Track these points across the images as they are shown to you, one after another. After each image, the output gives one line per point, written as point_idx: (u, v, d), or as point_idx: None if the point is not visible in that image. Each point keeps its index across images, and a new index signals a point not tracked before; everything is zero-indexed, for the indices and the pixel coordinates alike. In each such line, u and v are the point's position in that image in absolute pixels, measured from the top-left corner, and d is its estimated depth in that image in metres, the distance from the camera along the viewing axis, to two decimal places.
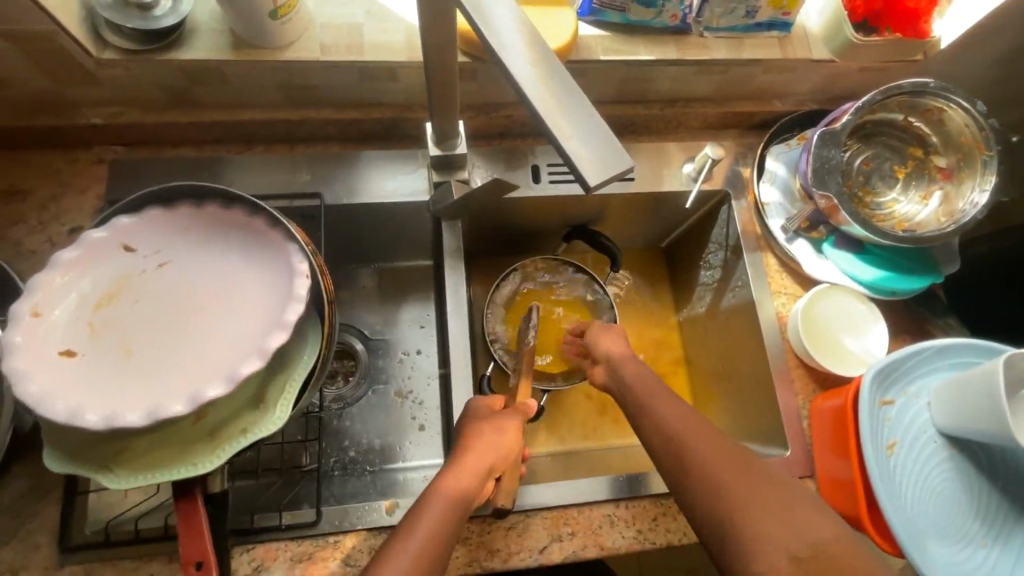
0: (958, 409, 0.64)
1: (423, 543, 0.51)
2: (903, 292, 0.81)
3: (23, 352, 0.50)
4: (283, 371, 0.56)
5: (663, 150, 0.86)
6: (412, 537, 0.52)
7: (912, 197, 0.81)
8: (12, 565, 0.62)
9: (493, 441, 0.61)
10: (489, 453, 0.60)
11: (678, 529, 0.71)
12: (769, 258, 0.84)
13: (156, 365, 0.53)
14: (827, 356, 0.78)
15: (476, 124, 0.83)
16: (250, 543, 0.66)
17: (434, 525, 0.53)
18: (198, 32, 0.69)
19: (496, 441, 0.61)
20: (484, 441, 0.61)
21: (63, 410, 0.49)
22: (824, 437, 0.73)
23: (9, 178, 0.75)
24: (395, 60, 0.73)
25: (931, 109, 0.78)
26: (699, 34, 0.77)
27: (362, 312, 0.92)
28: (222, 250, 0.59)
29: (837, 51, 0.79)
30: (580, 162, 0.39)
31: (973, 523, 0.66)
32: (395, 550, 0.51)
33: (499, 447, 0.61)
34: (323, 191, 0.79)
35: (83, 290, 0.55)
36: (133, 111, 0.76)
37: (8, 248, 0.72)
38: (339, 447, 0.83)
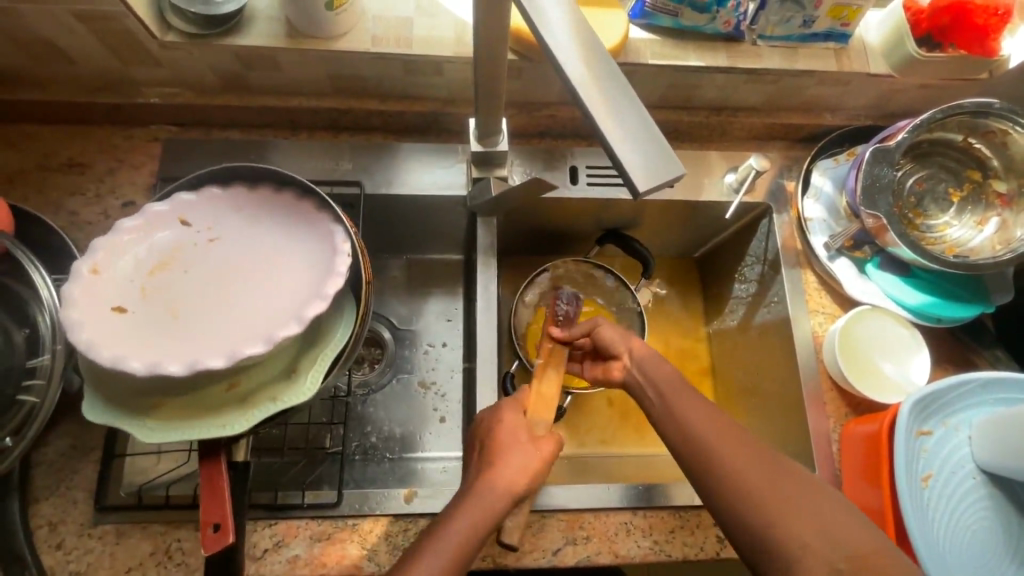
0: (1000, 446, 0.62)
1: (458, 543, 0.53)
2: (949, 321, 0.78)
3: (80, 304, 0.53)
4: (317, 347, 0.58)
5: (704, 158, 0.85)
6: (445, 537, 0.53)
7: (966, 222, 0.78)
8: (51, 519, 0.65)
9: (519, 465, 0.60)
10: (515, 476, 0.59)
11: (696, 544, 0.70)
12: (808, 275, 0.82)
13: (200, 327, 0.55)
14: (864, 381, 0.75)
15: (517, 122, 0.84)
16: (274, 518, 0.68)
17: (467, 527, 0.54)
18: (255, 19, 0.71)
19: (522, 465, 0.60)
20: (512, 463, 0.59)
21: (112, 357, 0.52)
22: (853, 461, 0.71)
23: (71, 151, 0.79)
24: (443, 55, 0.73)
25: (994, 131, 0.74)
26: (752, 42, 0.75)
27: (393, 301, 0.94)
28: (270, 225, 0.61)
29: (896, 65, 0.76)
30: (630, 168, 0.39)
31: (1010, 566, 0.63)
32: (430, 546, 0.52)
33: (524, 472, 0.59)
34: (364, 180, 0.81)
35: (138, 250, 0.58)
36: (189, 93, 0.78)
37: (65, 218, 0.76)
38: (361, 432, 0.85)
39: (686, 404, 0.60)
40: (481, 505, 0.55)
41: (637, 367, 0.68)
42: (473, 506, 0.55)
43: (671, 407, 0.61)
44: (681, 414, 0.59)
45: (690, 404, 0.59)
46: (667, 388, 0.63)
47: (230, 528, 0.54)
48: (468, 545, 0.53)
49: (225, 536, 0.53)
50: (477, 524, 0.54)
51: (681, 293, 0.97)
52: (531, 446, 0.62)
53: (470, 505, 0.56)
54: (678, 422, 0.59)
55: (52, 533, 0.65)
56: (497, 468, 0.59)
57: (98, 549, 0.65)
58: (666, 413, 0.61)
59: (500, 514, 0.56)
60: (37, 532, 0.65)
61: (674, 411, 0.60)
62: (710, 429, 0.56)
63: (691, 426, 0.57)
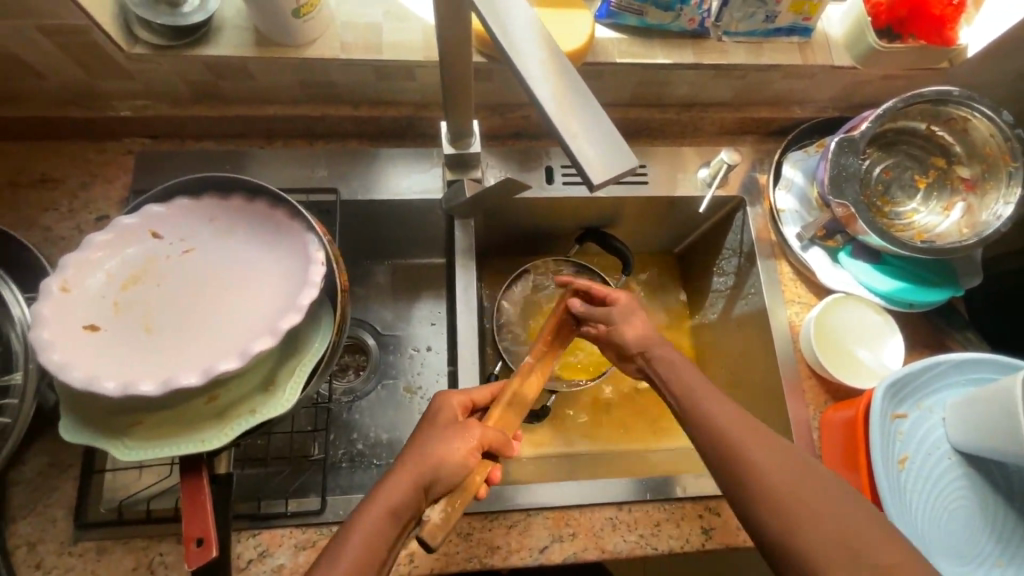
0: (973, 426, 0.63)
1: (368, 545, 0.51)
2: (921, 305, 0.79)
3: (51, 323, 0.53)
4: (295, 355, 0.59)
5: (678, 155, 0.86)
6: (356, 533, 0.52)
7: (933, 208, 0.79)
8: (29, 539, 0.64)
9: (441, 455, 0.57)
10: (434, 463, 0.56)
11: (681, 535, 0.71)
12: (784, 266, 0.83)
13: (175, 343, 0.55)
14: (839, 367, 0.77)
15: (492, 124, 0.84)
16: (258, 528, 0.68)
17: (380, 524, 0.52)
18: (223, 30, 0.71)
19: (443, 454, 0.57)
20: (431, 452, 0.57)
21: (83, 376, 0.52)
22: (834, 451, 0.71)
23: (42, 167, 0.78)
24: (413, 60, 0.74)
25: (955, 119, 0.76)
26: (718, 38, 0.76)
27: (376, 307, 0.94)
28: (245, 238, 0.61)
29: (858, 57, 0.77)
30: (586, 163, 0.39)
31: (987, 545, 0.64)
32: (342, 543, 0.52)
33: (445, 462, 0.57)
34: (340, 187, 0.81)
35: (111, 269, 0.58)
36: (161, 105, 0.78)
37: (38, 234, 0.75)
38: (347, 440, 0.84)
39: (806, 502, 0.52)
40: (393, 498, 0.53)
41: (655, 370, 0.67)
42: (382, 499, 0.53)
43: (778, 501, 0.53)
44: (791, 522, 0.52)
45: (821, 502, 0.52)
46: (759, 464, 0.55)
47: (213, 541, 0.54)
48: (378, 544, 0.52)
49: (209, 549, 0.53)
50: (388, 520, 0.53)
51: (663, 289, 0.98)
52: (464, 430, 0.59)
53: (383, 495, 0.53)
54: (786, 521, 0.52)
55: (31, 553, 0.64)
56: (422, 455, 0.57)
57: (79, 566, 0.64)
58: (762, 521, 0.53)
59: (412, 506, 0.54)
60: (16, 553, 0.64)
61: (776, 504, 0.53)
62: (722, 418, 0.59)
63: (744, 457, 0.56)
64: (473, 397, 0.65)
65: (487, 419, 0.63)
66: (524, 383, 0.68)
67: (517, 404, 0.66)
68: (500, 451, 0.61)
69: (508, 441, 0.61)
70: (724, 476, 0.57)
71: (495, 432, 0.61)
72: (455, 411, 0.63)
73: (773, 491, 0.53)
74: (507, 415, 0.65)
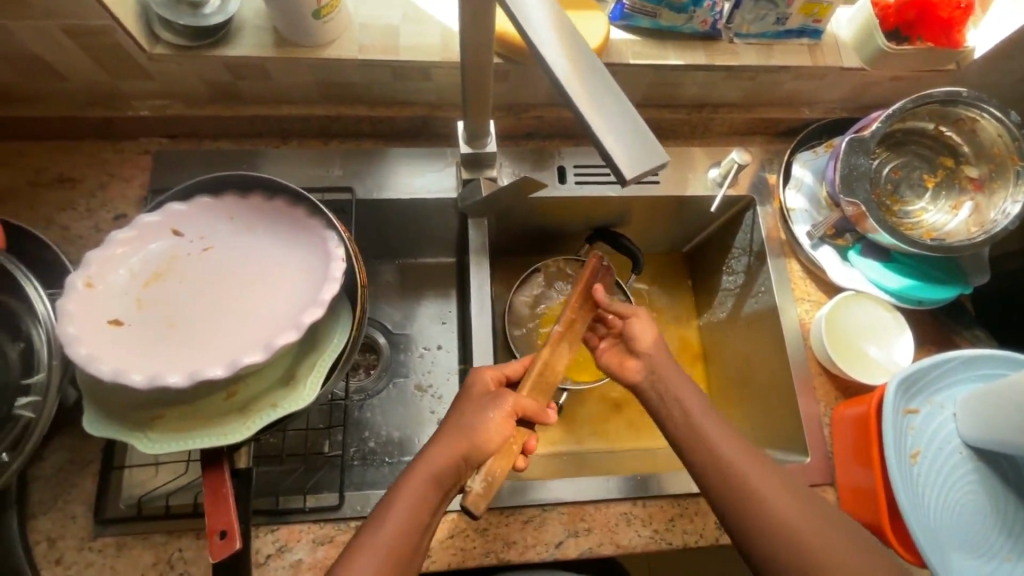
0: (984, 421, 0.64)
1: (406, 517, 0.54)
2: (930, 303, 0.80)
3: (76, 318, 0.54)
4: (316, 351, 0.60)
5: (689, 155, 0.87)
6: (397, 505, 0.55)
7: (941, 207, 0.80)
8: (49, 534, 0.65)
9: (473, 428, 0.58)
10: (466, 437, 0.58)
11: (695, 531, 0.71)
12: (794, 265, 0.84)
13: (198, 338, 0.56)
14: (850, 364, 0.77)
15: (506, 124, 0.85)
16: (276, 523, 0.68)
17: (417, 495, 0.55)
18: (243, 31, 0.72)
19: (473, 427, 0.58)
20: (462, 425, 0.58)
21: (109, 370, 0.52)
22: (843, 444, 0.73)
23: (60, 167, 0.79)
24: (430, 61, 0.75)
25: (963, 119, 0.77)
26: (729, 40, 0.78)
27: (388, 306, 0.94)
28: (265, 235, 0.62)
29: (868, 59, 0.79)
30: (617, 159, 0.40)
31: (999, 539, 0.65)
32: (382, 513, 0.55)
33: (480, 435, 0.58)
34: (355, 186, 0.82)
35: (134, 266, 0.58)
36: (179, 104, 0.79)
37: (57, 232, 0.76)
38: (359, 438, 0.85)
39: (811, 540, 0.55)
40: (429, 471, 0.56)
41: (659, 378, 0.66)
42: (421, 470, 0.56)
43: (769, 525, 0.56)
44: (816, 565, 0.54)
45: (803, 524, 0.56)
46: (778, 505, 0.57)
47: (237, 534, 0.54)
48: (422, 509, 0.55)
49: (232, 542, 0.54)
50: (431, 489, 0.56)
51: (672, 288, 0.99)
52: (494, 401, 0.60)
53: (421, 467, 0.56)
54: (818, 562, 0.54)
55: (52, 549, 0.64)
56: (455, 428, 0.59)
57: (99, 562, 0.64)
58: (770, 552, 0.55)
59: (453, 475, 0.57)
60: (36, 548, 0.64)
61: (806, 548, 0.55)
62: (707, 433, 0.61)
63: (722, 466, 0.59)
64: (502, 370, 0.65)
65: (520, 389, 0.63)
66: (556, 354, 0.67)
67: (549, 375, 0.66)
68: (536, 419, 0.63)
69: (541, 409, 0.62)
70: (727, 509, 0.58)
71: (528, 400, 0.62)
72: (488, 385, 0.64)
73: (793, 534, 0.55)
74: (540, 385, 0.65)
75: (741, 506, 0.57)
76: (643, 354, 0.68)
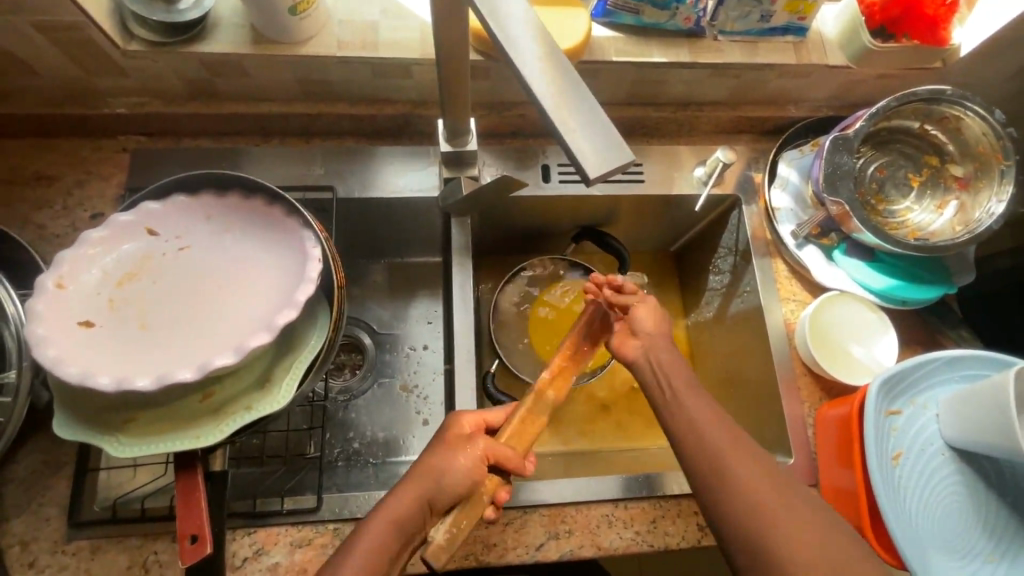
0: (966, 422, 0.63)
1: (376, 547, 0.52)
2: (915, 302, 0.80)
3: (46, 319, 0.53)
4: (292, 352, 0.59)
5: (675, 154, 0.86)
6: (358, 551, 0.52)
7: (927, 206, 0.80)
8: (23, 537, 0.64)
9: (447, 450, 0.57)
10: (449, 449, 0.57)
11: (677, 533, 0.71)
12: (779, 264, 0.83)
13: (170, 340, 0.55)
14: (834, 364, 0.77)
15: (489, 122, 0.84)
16: (254, 526, 0.67)
17: (379, 538, 0.53)
18: (219, 27, 0.71)
19: (439, 469, 0.55)
20: (427, 466, 0.56)
21: (78, 372, 0.51)
22: (827, 446, 0.72)
23: (36, 165, 0.78)
24: (409, 58, 0.74)
25: (947, 118, 0.77)
26: (713, 37, 0.77)
27: (372, 306, 0.94)
28: (241, 235, 0.61)
29: (853, 56, 0.78)
30: (582, 157, 0.39)
31: (981, 540, 0.64)
32: (341, 559, 0.52)
33: (443, 479, 0.55)
34: (336, 185, 0.81)
35: (107, 266, 0.57)
36: (157, 102, 0.78)
37: (32, 232, 0.75)
38: (343, 439, 0.84)
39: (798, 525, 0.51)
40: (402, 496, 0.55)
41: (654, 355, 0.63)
42: (385, 514, 0.54)
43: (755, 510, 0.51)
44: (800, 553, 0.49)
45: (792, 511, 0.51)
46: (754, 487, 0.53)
47: (208, 538, 0.54)
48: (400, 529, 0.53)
49: (203, 547, 0.53)
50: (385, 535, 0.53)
51: (659, 288, 0.99)
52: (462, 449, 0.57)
53: (384, 511, 0.54)
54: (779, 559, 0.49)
55: (25, 552, 0.63)
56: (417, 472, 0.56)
57: (73, 565, 0.63)
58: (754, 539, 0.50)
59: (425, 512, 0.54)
60: (9, 552, 0.63)
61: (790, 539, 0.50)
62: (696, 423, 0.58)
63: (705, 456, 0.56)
64: (484, 416, 0.62)
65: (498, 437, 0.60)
66: (540, 404, 0.63)
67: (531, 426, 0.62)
68: (510, 469, 0.58)
69: (519, 460, 0.58)
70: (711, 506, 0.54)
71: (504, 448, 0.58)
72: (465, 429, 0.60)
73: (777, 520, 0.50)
74: (519, 434, 0.61)
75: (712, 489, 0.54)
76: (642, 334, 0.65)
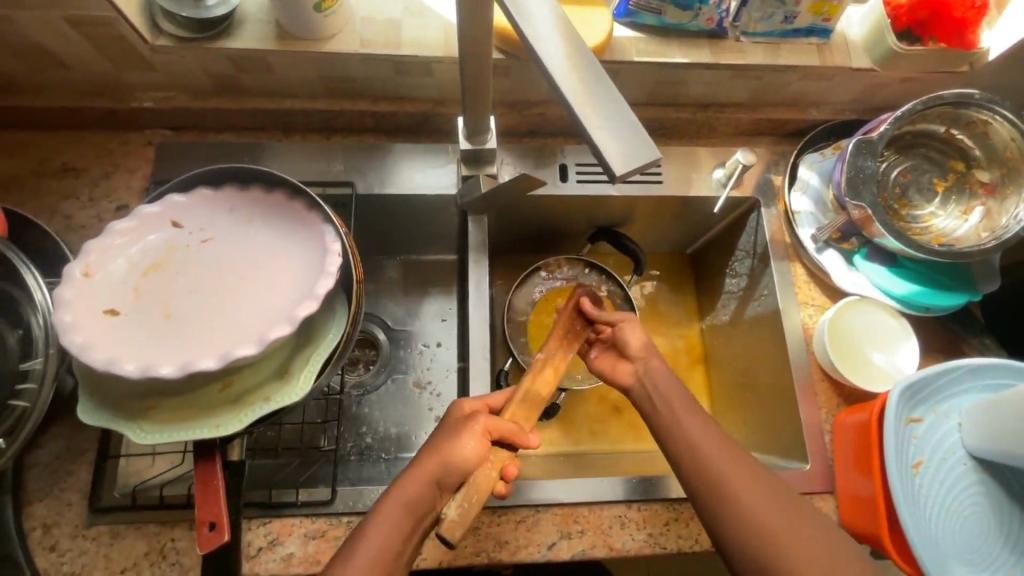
0: (990, 431, 0.62)
1: (387, 529, 0.52)
2: (937, 309, 0.79)
3: (73, 306, 0.54)
4: (309, 346, 0.60)
5: (693, 155, 0.86)
6: (369, 540, 0.52)
7: (951, 212, 0.79)
8: (45, 520, 0.65)
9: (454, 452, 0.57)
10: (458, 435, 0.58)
11: (690, 536, 0.70)
12: (798, 268, 0.82)
13: (192, 329, 0.56)
14: (853, 370, 0.76)
15: (508, 120, 0.85)
16: (269, 516, 0.68)
17: (390, 526, 0.53)
18: (245, 24, 0.72)
19: (450, 452, 0.56)
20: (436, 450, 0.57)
21: (104, 358, 0.52)
22: (845, 453, 0.71)
23: (64, 157, 0.80)
24: (431, 56, 0.74)
25: (974, 122, 0.75)
26: (736, 38, 0.76)
27: (387, 302, 0.94)
28: (262, 229, 0.62)
29: (878, 59, 0.77)
30: (608, 155, 0.39)
31: (1004, 553, 0.63)
32: (351, 551, 0.51)
33: (454, 460, 0.56)
34: (356, 181, 0.82)
35: (133, 256, 0.59)
36: (182, 97, 0.79)
37: (59, 222, 0.76)
38: (356, 433, 0.85)
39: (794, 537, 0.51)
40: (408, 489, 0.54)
41: (649, 380, 0.65)
42: (395, 500, 0.54)
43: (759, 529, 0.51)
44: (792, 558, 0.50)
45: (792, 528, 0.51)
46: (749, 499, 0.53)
47: (226, 525, 0.54)
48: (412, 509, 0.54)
49: (221, 534, 0.54)
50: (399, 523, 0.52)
51: (673, 290, 0.98)
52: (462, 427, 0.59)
53: (393, 497, 0.54)
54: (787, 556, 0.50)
55: (47, 535, 0.65)
56: (426, 458, 0.57)
57: (93, 550, 0.65)
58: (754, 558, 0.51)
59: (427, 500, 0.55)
60: (31, 534, 0.65)
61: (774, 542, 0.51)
62: (699, 441, 0.58)
63: (715, 457, 0.56)
64: (488, 400, 0.64)
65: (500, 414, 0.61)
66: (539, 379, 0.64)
67: (533, 398, 0.63)
68: (515, 441, 0.59)
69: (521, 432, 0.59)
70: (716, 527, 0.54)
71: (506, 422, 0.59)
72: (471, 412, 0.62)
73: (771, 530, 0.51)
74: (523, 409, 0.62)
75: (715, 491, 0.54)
76: (636, 359, 0.67)
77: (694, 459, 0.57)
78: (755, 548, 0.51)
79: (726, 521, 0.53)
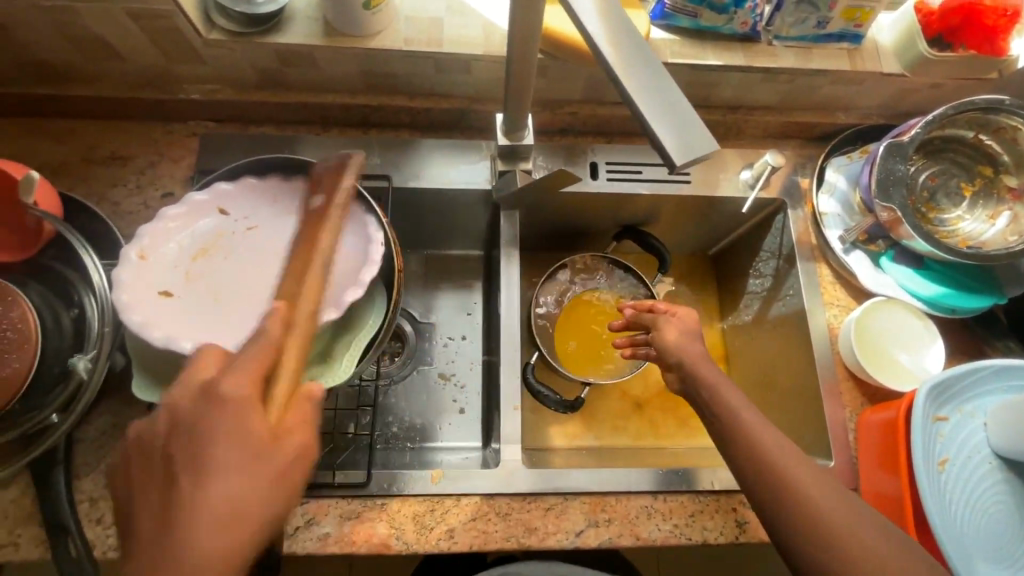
0: (1015, 430, 0.63)
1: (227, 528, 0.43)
2: (962, 311, 0.80)
3: (129, 286, 0.57)
4: (350, 333, 0.62)
5: (722, 157, 0.87)
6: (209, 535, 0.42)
7: (978, 216, 0.80)
8: (91, 494, 0.67)
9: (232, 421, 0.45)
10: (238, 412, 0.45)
11: (716, 528, 0.72)
12: (824, 269, 0.84)
13: (242, 312, 0.59)
14: (879, 370, 0.77)
15: (542, 118, 0.87)
16: (306, 497, 0.70)
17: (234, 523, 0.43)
18: (294, 20, 0.74)
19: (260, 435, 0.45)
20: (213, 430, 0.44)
21: (161, 337, 0.55)
22: (870, 451, 0.72)
23: (113, 145, 0.82)
24: (472, 54, 0.77)
25: (1003, 128, 0.76)
26: (768, 42, 0.78)
27: (415, 296, 0.96)
28: None
29: (908, 64, 0.78)
30: (668, 147, 0.41)
31: None
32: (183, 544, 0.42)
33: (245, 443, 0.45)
34: (392, 174, 0.84)
35: (183, 241, 0.61)
36: (228, 90, 0.82)
37: (108, 208, 0.79)
38: (384, 422, 0.87)
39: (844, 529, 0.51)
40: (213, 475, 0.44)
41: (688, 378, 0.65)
42: (227, 490, 0.43)
43: (818, 525, 0.52)
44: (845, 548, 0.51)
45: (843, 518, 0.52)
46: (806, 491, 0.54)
47: None
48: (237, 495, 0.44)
49: None
50: (228, 530, 0.43)
51: (695, 291, 1.00)
52: (265, 407, 0.47)
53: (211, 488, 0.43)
54: (843, 555, 0.50)
55: (93, 508, 0.67)
56: (213, 437, 0.44)
57: None
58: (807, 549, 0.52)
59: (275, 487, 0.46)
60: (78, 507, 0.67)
61: (830, 535, 0.51)
62: (754, 431, 0.58)
63: (753, 446, 0.57)
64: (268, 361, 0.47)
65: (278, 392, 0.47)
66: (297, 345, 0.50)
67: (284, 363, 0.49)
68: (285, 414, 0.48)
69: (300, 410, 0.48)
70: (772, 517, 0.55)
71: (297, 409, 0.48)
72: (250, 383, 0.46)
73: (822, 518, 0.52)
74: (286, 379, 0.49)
75: (775, 490, 0.55)
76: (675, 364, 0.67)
77: (744, 448, 0.57)
78: (813, 537, 0.52)
79: (783, 514, 0.54)
